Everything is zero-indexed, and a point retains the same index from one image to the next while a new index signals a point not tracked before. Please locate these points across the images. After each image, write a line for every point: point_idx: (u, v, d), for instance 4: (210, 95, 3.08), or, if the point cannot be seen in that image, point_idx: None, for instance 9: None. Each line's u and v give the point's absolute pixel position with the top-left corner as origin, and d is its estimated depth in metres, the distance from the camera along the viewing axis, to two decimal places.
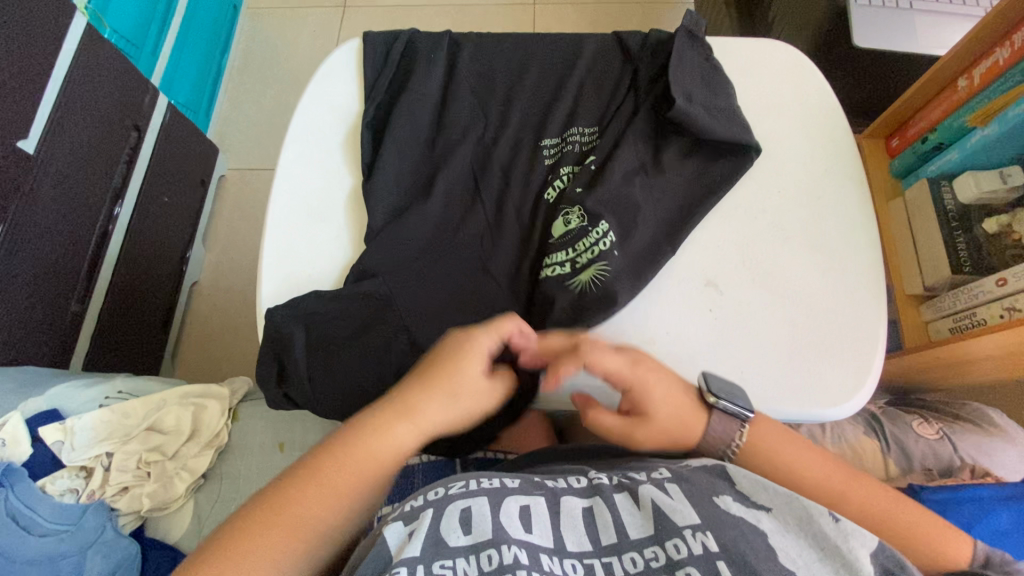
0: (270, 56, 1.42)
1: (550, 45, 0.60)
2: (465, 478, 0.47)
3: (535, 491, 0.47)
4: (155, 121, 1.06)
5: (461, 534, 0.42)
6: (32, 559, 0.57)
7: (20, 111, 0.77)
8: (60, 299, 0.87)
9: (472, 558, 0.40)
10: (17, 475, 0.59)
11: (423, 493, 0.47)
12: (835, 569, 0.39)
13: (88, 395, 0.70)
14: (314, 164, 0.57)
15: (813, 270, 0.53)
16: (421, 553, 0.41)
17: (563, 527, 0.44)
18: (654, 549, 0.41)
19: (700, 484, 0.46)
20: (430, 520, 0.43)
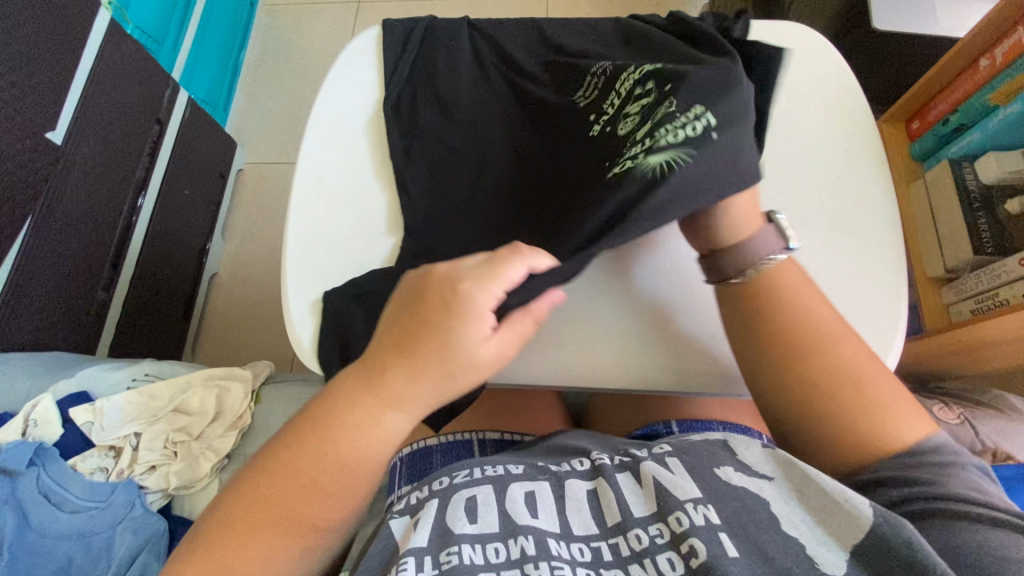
0: (286, 52, 1.44)
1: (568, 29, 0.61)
2: (470, 468, 0.49)
3: (540, 475, 0.48)
4: (176, 114, 1.08)
5: (467, 523, 0.43)
6: (63, 534, 0.59)
7: (48, 104, 0.80)
8: (86, 288, 0.89)
9: (478, 547, 0.42)
10: (49, 455, 0.62)
11: (429, 484, 0.49)
12: (839, 532, 0.39)
13: (116, 377, 0.72)
14: (335, 148, 0.58)
15: (831, 251, 0.53)
16: (428, 544, 0.42)
17: (567, 511, 0.45)
18: (658, 526, 0.42)
19: (700, 456, 0.46)
20: (436, 509, 0.45)
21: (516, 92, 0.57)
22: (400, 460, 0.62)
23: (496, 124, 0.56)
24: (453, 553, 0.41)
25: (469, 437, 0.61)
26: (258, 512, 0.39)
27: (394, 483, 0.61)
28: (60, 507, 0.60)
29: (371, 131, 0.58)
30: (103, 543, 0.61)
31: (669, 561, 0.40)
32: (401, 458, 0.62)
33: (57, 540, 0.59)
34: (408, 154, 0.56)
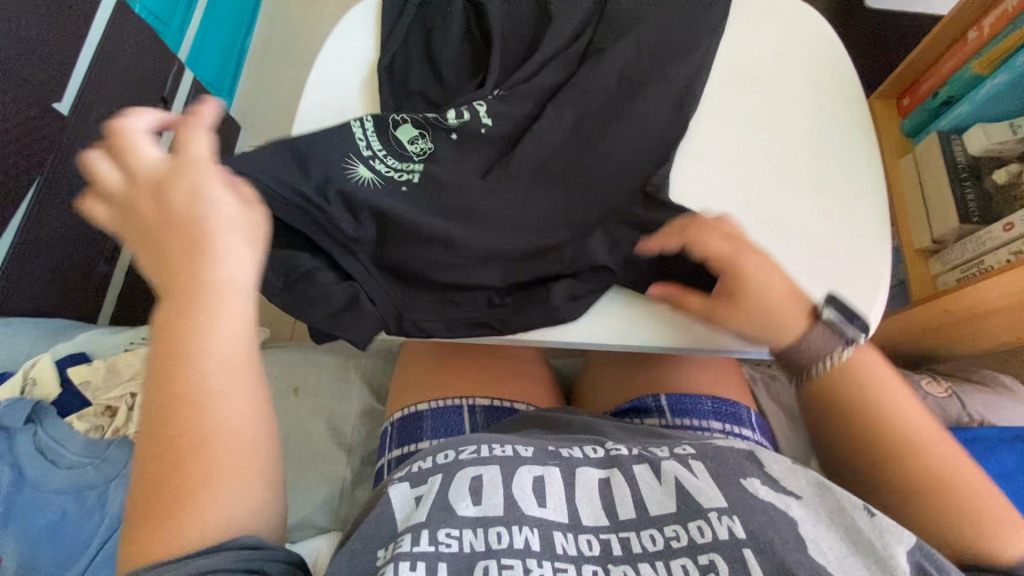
0: (290, 38, 1.46)
1: None
2: (477, 444, 0.48)
3: (550, 459, 0.47)
4: (180, 94, 1.10)
5: (470, 504, 0.43)
6: (58, 488, 0.60)
7: (55, 74, 0.81)
8: (88, 259, 0.91)
9: (479, 532, 0.41)
10: (46, 413, 0.64)
11: (431, 455, 0.48)
12: (869, 567, 0.39)
13: (115, 341, 0.73)
14: (330, 111, 0.59)
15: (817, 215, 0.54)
16: (427, 519, 0.42)
17: (576, 499, 0.45)
18: (676, 528, 0.42)
19: (726, 463, 0.46)
20: (439, 485, 0.45)
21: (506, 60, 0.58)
22: (392, 425, 0.63)
23: (489, 89, 0.57)
24: (451, 535, 0.41)
25: (460, 403, 0.62)
26: (178, 453, 0.37)
27: (384, 447, 0.62)
28: (55, 462, 0.62)
29: (364, 92, 0.59)
30: (97, 499, 0.61)
31: (683, 567, 0.40)
32: (392, 424, 0.63)
33: (53, 494, 0.60)
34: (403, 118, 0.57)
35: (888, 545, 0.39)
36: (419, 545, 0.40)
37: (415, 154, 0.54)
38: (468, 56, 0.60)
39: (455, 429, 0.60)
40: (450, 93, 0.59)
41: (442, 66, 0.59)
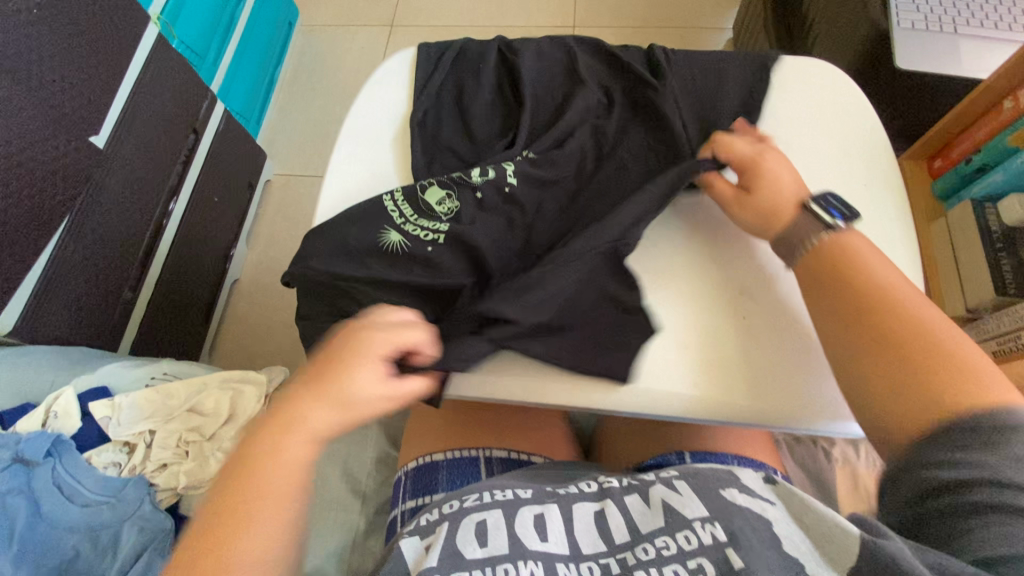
0: (318, 72, 1.51)
1: (592, 56, 0.63)
2: (479, 490, 0.47)
3: (549, 498, 0.47)
4: (211, 124, 1.13)
5: (477, 547, 0.41)
6: (72, 526, 0.60)
7: (95, 110, 0.84)
8: (114, 286, 0.92)
9: (488, 571, 0.40)
10: (65, 447, 0.63)
11: (437, 508, 0.47)
12: (827, 554, 0.37)
13: (135, 374, 0.74)
14: (361, 162, 0.60)
15: None
16: (438, 563, 0.40)
17: (575, 532, 0.44)
18: (665, 539, 0.41)
19: (707, 480, 0.46)
20: (446, 533, 0.43)
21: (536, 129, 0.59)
22: (407, 474, 0.62)
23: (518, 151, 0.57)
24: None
25: (476, 453, 0.61)
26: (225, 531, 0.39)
27: (398, 497, 0.61)
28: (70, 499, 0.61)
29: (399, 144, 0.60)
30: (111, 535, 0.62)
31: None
32: (406, 473, 0.62)
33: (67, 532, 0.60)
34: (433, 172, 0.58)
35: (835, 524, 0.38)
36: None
37: (439, 210, 0.55)
38: (499, 111, 0.61)
39: (471, 481, 0.59)
40: (480, 149, 0.59)
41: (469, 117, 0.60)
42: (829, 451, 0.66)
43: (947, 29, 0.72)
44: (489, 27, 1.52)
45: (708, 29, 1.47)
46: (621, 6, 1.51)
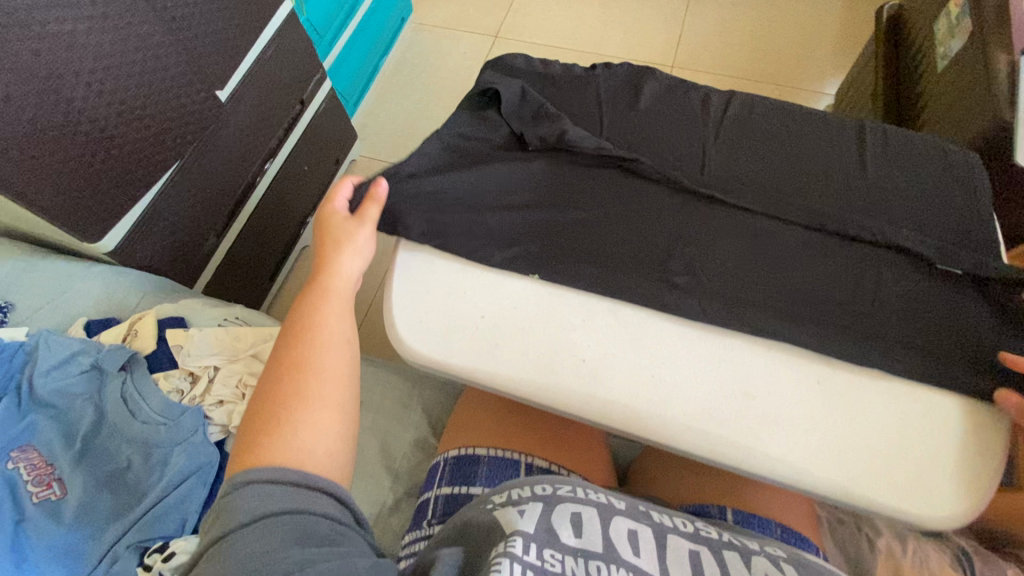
0: (419, 68, 1.58)
1: (877, 251, 0.53)
2: (573, 484, 0.48)
3: (643, 519, 0.47)
4: (317, 99, 1.20)
5: (571, 535, 0.42)
6: (131, 439, 0.66)
7: (224, 66, 0.91)
8: (201, 232, 0.98)
9: (580, 561, 0.40)
10: (138, 365, 0.70)
11: (530, 485, 0.48)
12: None
13: (211, 313, 0.78)
14: (470, 303, 0.53)
15: (864, 422, 0.47)
16: (535, 532, 0.41)
17: (666, 562, 0.42)
18: (732, 553, 0.44)
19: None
20: (541, 510, 0.44)
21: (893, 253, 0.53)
22: (445, 461, 0.64)
23: None
24: (556, 557, 0.40)
25: (518, 457, 0.62)
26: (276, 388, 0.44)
27: (434, 480, 0.63)
28: (135, 413, 0.67)
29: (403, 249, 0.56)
30: (162, 456, 0.65)
31: (729, 557, 0.44)
32: (435, 495, 0.60)
33: (126, 442, 0.66)
34: (515, 177, 0.59)
35: None
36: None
37: None
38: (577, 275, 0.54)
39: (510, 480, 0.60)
40: None
41: (624, 122, 0.63)
42: (872, 540, 0.62)
43: None
44: (590, 54, 1.55)
45: (808, 92, 1.45)
46: (725, 57, 1.52)
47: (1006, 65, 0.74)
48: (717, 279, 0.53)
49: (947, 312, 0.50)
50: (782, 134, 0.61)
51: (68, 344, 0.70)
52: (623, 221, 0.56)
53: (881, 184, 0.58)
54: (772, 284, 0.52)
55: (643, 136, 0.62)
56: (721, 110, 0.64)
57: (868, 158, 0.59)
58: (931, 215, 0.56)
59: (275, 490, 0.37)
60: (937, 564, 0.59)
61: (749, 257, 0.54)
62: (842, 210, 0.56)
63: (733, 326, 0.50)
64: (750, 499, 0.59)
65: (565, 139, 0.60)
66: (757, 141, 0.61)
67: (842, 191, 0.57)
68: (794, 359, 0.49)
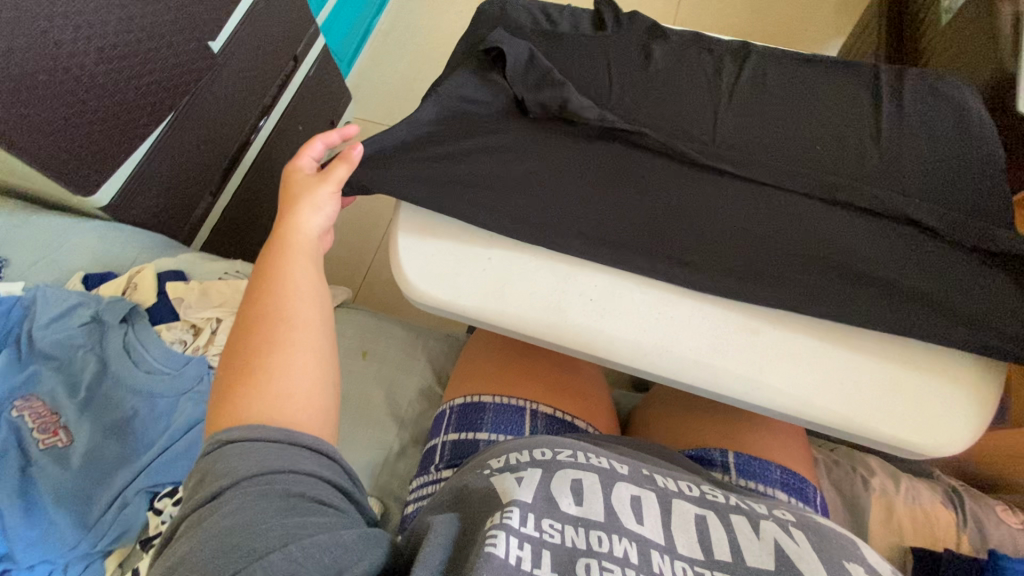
0: (413, 27, 1.54)
1: (883, 196, 0.54)
2: (574, 448, 0.46)
3: (646, 483, 0.44)
4: (311, 56, 1.17)
5: (572, 503, 0.40)
6: (134, 390, 0.66)
7: (217, 16, 0.88)
8: (197, 189, 0.96)
9: (580, 531, 0.38)
10: (138, 316, 0.69)
11: (528, 450, 0.46)
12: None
13: (211, 267, 0.78)
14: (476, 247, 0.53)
15: (854, 361, 0.49)
16: (533, 502, 0.39)
17: (671, 527, 0.40)
18: (740, 518, 0.42)
19: (826, 540, 0.41)
20: (540, 478, 0.42)
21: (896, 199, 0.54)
22: (451, 410, 0.64)
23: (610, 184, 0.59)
24: (555, 527, 0.38)
25: (523, 404, 0.63)
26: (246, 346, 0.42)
27: (440, 428, 0.63)
28: (137, 364, 0.67)
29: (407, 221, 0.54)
30: (167, 405, 0.66)
31: (737, 522, 0.42)
32: (442, 441, 0.61)
33: (128, 392, 0.66)
34: (521, 121, 0.59)
35: (839, 551, 0.39)
36: (508, 551, 0.35)
37: None
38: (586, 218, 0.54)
39: (515, 426, 0.61)
40: None
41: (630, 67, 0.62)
42: (867, 480, 0.64)
43: None
44: None
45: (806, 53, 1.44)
46: (725, 16, 1.49)
47: (1011, 14, 0.74)
48: (720, 225, 0.54)
49: (944, 254, 0.52)
50: (789, 84, 0.61)
51: (67, 297, 0.69)
52: (631, 168, 0.57)
53: (894, 148, 0.57)
54: (773, 230, 0.54)
55: (650, 83, 0.62)
56: (730, 59, 0.64)
57: (882, 120, 0.59)
58: (944, 182, 0.56)
59: (259, 443, 0.36)
60: (927, 501, 0.62)
61: (753, 201, 0.55)
62: (855, 177, 0.56)
63: (738, 271, 0.52)
64: (750, 440, 0.61)
65: (567, 108, 0.57)
66: (762, 86, 0.61)
67: (846, 139, 0.58)
68: (800, 300, 0.50)
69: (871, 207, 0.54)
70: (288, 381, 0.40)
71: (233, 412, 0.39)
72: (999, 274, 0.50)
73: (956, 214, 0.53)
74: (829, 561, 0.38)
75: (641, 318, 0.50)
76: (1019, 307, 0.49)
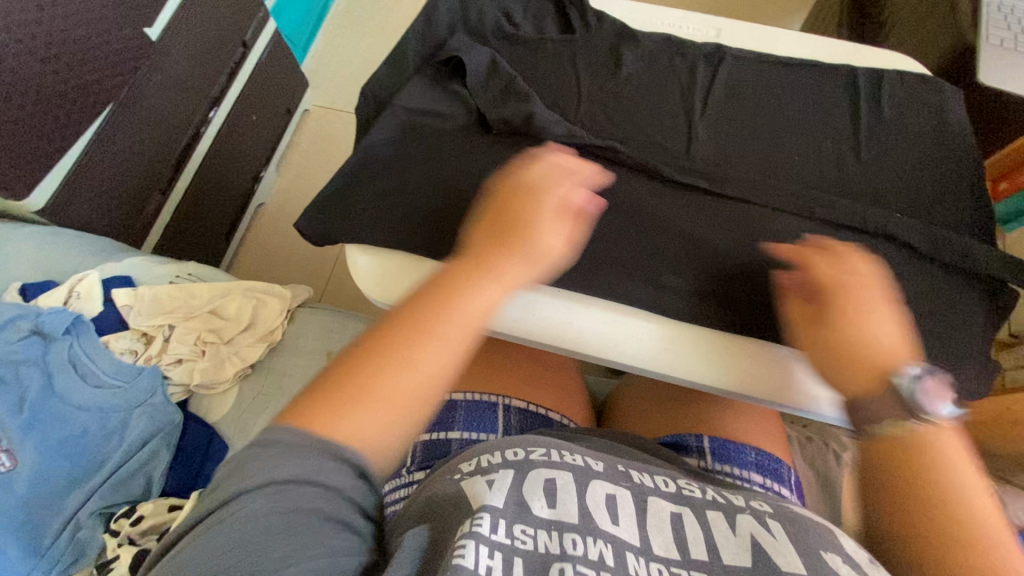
0: (370, 8, 1.47)
1: (845, 178, 0.55)
2: (548, 446, 0.44)
3: (620, 479, 0.43)
4: (261, 42, 1.11)
5: (545, 505, 0.39)
6: (82, 406, 0.61)
7: (153, 1, 0.82)
8: (144, 188, 0.91)
9: (554, 535, 0.37)
10: (84, 328, 0.64)
11: (500, 450, 0.44)
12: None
13: (161, 271, 0.73)
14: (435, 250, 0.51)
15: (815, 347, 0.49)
16: (505, 507, 0.38)
17: (646, 527, 0.39)
18: (715, 513, 0.41)
19: (805, 531, 0.40)
20: (512, 480, 0.40)
21: (859, 179, 0.54)
22: None
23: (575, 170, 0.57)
24: (527, 532, 0.37)
25: (496, 400, 0.61)
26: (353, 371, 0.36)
27: None
28: (85, 379, 0.62)
29: (364, 256, 0.51)
30: (121, 421, 0.62)
31: (712, 518, 0.41)
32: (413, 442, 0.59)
33: (78, 410, 0.61)
34: (479, 106, 0.56)
35: (817, 542, 0.38)
36: (479, 561, 0.34)
37: None
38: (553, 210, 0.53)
39: (488, 423, 0.59)
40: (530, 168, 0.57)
41: (591, 45, 0.60)
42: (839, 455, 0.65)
43: None
44: None
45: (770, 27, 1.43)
46: None
47: None
48: (687, 210, 0.53)
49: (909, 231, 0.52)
50: (755, 59, 0.60)
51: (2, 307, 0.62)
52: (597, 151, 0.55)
53: (875, 153, 0.56)
54: (739, 211, 0.53)
55: (613, 61, 0.59)
56: (694, 35, 0.62)
57: (859, 108, 0.57)
58: (927, 191, 0.54)
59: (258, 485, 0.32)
60: None
61: (720, 183, 0.54)
62: (835, 185, 0.54)
63: (715, 289, 0.50)
64: (724, 424, 0.61)
65: (533, 123, 0.54)
66: (726, 62, 0.59)
67: (810, 115, 0.57)
68: (760, 292, 0.50)
69: (833, 189, 0.54)
70: (381, 401, 0.35)
71: (339, 432, 0.34)
72: (976, 291, 0.50)
73: (911, 196, 0.54)
74: (807, 553, 0.37)
75: (608, 353, 0.49)
76: (976, 283, 0.51)
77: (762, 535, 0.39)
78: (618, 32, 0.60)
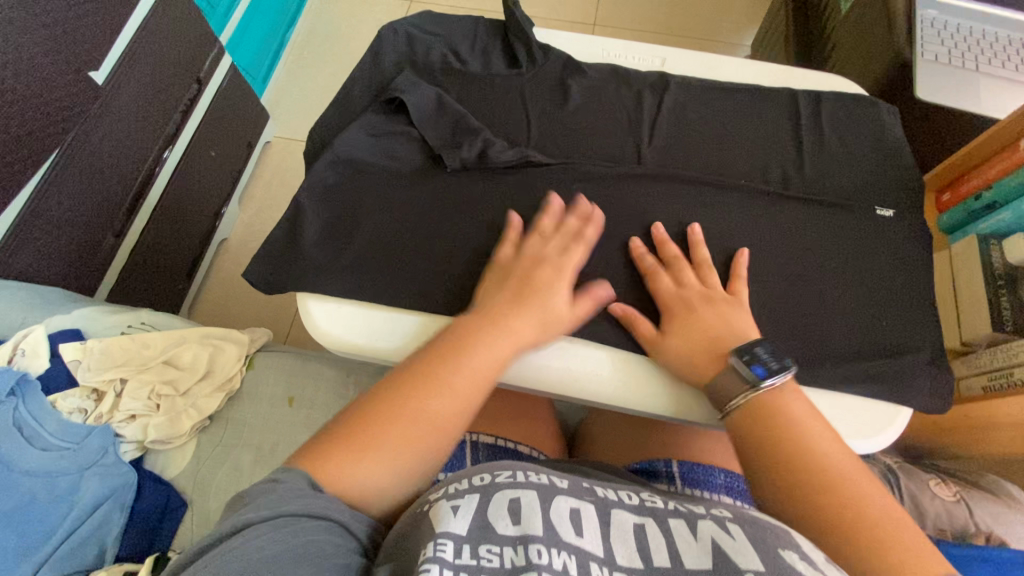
0: (331, 38, 1.47)
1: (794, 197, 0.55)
2: (514, 467, 0.43)
3: (586, 494, 0.42)
4: (217, 77, 1.09)
5: (509, 523, 0.38)
6: (29, 470, 0.57)
7: (97, 44, 0.80)
8: (96, 231, 0.88)
9: (519, 551, 0.36)
10: (31, 388, 0.60)
11: (467, 476, 0.43)
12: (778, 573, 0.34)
13: (112, 321, 0.71)
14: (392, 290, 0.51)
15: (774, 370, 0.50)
16: (468, 532, 0.37)
17: (609, 540, 0.38)
18: (677, 521, 0.40)
19: (764, 531, 0.39)
20: (477, 503, 0.39)
21: (808, 198, 0.55)
22: None
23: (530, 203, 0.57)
24: (492, 551, 0.36)
25: (464, 437, 0.60)
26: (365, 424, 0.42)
27: None
28: (31, 441, 0.58)
29: (314, 301, 0.51)
30: (70, 483, 0.59)
31: (675, 525, 0.40)
32: None
33: (23, 474, 0.57)
34: (430, 145, 0.56)
35: (777, 540, 0.37)
36: None
37: None
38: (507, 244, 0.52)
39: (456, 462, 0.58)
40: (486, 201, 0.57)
41: (539, 77, 0.60)
42: None
43: (969, 67, 0.75)
44: None
45: (725, 44, 1.47)
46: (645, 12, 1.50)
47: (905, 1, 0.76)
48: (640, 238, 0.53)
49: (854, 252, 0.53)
50: (701, 85, 0.61)
51: None
52: (548, 183, 0.55)
53: (820, 175, 0.57)
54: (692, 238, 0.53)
55: (562, 94, 0.59)
56: (641, 64, 0.63)
57: (803, 130, 0.58)
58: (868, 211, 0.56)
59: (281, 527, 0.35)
60: None
61: (671, 212, 0.54)
62: (784, 207, 0.55)
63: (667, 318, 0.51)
64: (694, 447, 0.61)
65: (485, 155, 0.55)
66: (673, 90, 0.60)
67: (757, 138, 0.58)
68: None
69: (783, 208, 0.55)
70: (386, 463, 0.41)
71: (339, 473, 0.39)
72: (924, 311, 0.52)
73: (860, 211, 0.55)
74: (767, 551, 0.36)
75: (564, 388, 0.49)
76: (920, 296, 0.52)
77: (727, 537, 0.38)
78: (567, 65, 0.61)
